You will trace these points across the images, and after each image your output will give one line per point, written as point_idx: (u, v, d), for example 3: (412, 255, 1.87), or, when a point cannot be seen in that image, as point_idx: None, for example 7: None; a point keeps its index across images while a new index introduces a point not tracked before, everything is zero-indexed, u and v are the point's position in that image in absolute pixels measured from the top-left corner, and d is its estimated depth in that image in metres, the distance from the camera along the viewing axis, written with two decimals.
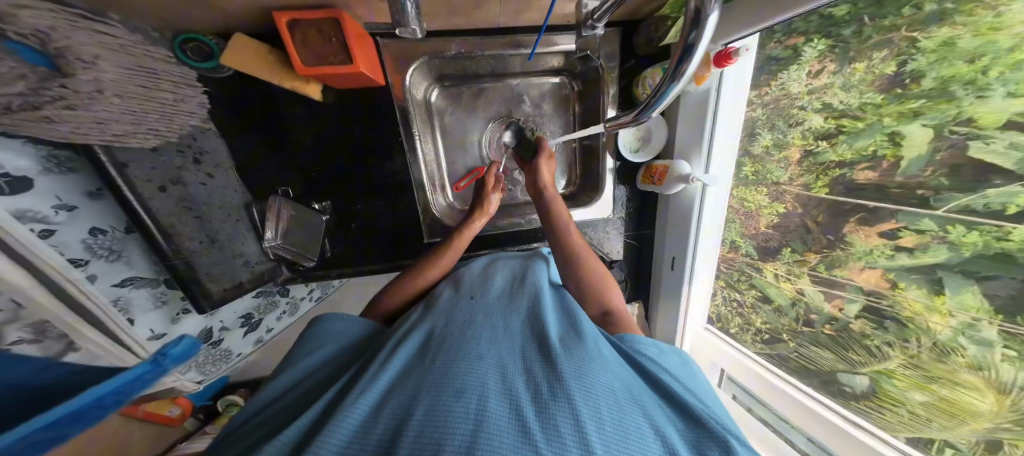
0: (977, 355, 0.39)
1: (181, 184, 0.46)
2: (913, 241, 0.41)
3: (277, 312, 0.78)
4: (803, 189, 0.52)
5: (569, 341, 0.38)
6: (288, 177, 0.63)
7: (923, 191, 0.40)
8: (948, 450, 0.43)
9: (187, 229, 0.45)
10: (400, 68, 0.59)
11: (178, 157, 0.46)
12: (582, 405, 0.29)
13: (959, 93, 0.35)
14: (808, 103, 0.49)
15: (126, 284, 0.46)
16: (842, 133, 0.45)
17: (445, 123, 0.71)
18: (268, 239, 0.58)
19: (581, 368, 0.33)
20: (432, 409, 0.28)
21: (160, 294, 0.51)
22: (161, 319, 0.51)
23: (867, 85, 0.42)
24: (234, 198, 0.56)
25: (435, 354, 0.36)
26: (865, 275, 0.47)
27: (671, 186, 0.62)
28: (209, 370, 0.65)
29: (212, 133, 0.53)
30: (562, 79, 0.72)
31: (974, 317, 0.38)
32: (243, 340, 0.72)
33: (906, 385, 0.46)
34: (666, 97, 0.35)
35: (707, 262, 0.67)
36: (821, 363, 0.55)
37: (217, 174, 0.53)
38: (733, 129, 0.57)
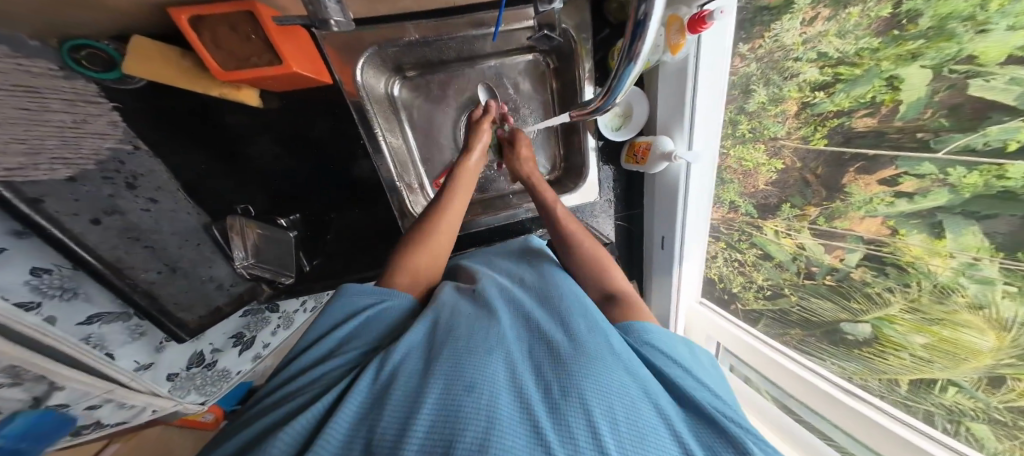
0: (978, 294, 0.39)
1: (117, 213, 0.46)
2: (914, 186, 0.41)
3: (271, 327, 0.82)
4: (801, 142, 0.51)
5: (577, 338, 0.38)
6: (249, 188, 0.63)
7: (923, 134, 0.39)
8: (951, 387, 0.43)
9: (138, 262, 0.47)
10: (347, 62, 0.55)
11: (105, 184, 0.45)
12: (593, 399, 0.29)
13: (958, 31, 0.34)
14: (802, 54, 0.47)
15: (94, 321, 0.49)
16: (839, 82, 0.44)
17: (413, 117, 0.70)
18: (239, 260, 0.64)
19: (591, 363, 0.33)
20: (442, 404, 0.27)
21: (133, 326, 0.55)
22: (142, 349, 0.57)
23: (863, 29, 0.40)
24: (187, 220, 0.57)
25: (443, 346, 0.35)
26: (865, 224, 0.47)
27: (654, 164, 0.62)
28: (210, 389, 0.73)
29: (142, 153, 0.50)
30: (534, 56, 0.70)
31: (974, 257, 0.38)
32: (239, 358, 0.77)
33: (907, 329, 0.46)
34: (626, 80, 0.36)
35: (700, 225, 0.68)
36: (825, 314, 0.56)
37: (161, 197, 0.53)
38: (715, 99, 0.57)
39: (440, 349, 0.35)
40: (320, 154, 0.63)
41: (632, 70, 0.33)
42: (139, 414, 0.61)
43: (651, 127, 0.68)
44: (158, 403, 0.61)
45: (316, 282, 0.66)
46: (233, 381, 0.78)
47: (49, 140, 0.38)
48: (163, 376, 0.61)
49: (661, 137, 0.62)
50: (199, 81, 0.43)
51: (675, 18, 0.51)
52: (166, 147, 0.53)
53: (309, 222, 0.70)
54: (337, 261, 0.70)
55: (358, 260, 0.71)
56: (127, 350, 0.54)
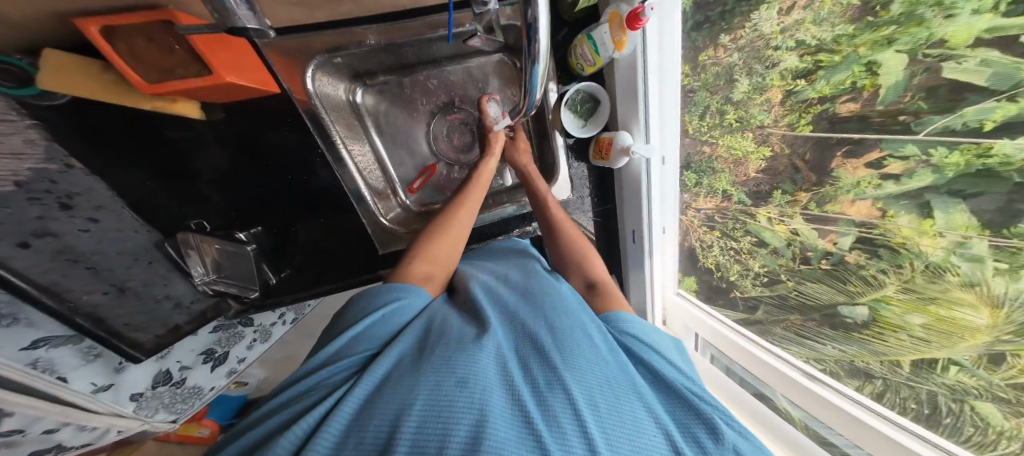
0: (970, 272, 0.39)
1: (48, 235, 0.44)
2: (900, 167, 0.41)
3: (245, 342, 0.81)
4: (787, 129, 0.51)
5: (560, 329, 0.37)
6: (210, 202, 0.61)
7: (905, 117, 0.39)
8: (953, 367, 0.43)
9: (78, 285, 0.48)
10: (294, 69, 0.54)
11: (34, 208, 0.43)
12: (584, 398, 0.28)
13: (927, 16, 0.34)
14: (782, 43, 0.47)
15: (41, 345, 0.48)
16: (819, 68, 0.45)
17: (379, 122, 0.71)
18: (199, 275, 0.63)
19: (581, 360, 0.32)
20: (433, 399, 0.26)
21: (87, 348, 0.55)
22: (102, 369, 0.57)
23: (838, 17, 0.41)
24: (136, 239, 0.56)
25: (433, 346, 0.35)
26: (856, 207, 0.47)
27: (617, 159, 0.63)
28: (180, 407, 0.73)
29: (76, 172, 0.46)
30: (501, 56, 0.70)
31: (964, 236, 0.38)
32: (213, 374, 0.77)
33: (904, 309, 0.46)
34: (536, 76, 0.41)
35: (670, 212, 0.73)
36: (822, 298, 0.56)
37: (101, 216, 0.50)
38: (663, 97, 0.61)
39: (430, 350, 0.34)
40: (278, 165, 0.62)
41: (537, 70, 0.39)
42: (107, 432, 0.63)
43: (612, 124, 0.68)
44: (120, 424, 0.62)
45: (287, 294, 0.68)
46: (208, 397, 0.78)
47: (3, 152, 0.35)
48: (126, 396, 0.62)
49: (621, 133, 0.62)
50: (126, 95, 0.41)
51: (616, 16, 0.52)
52: (104, 166, 0.49)
53: (274, 234, 0.68)
54: (304, 273, 0.69)
55: (326, 271, 0.70)
56: (81, 372, 0.54)
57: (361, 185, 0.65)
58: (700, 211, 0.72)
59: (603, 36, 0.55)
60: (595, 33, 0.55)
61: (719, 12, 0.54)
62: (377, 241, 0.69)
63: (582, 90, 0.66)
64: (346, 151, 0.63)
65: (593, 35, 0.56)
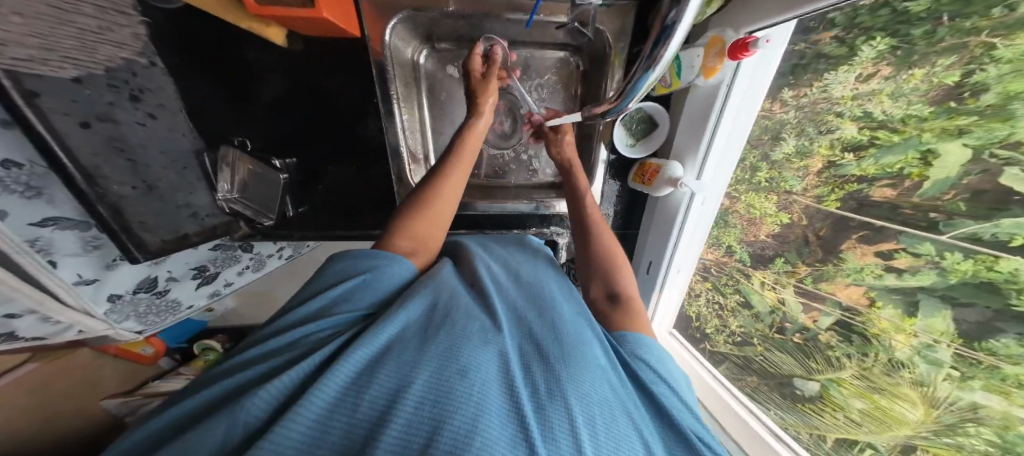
0: (925, 372, 0.43)
1: (111, 122, 0.39)
2: (907, 262, 0.42)
3: (238, 268, 0.77)
4: (813, 201, 0.50)
5: (571, 343, 0.37)
6: (252, 129, 0.59)
7: (935, 214, 0.39)
8: (868, 449, 0.50)
9: (116, 174, 0.40)
10: (379, 21, 0.54)
11: (109, 92, 0.38)
12: (577, 403, 0.28)
13: (1019, 112, 0.30)
14: (847, 110, 0.43)
15: (47, 224, 0.42)
16: (873, 145, 0.42)
17: (433, 88, 0.67)
18: (223, 192, 0.56)
19: (578, 370, 0.32)
20: (434, 383, 0.27)
21: (89, 237, 0.48)
22: (94, 265, 0.51)
23: (920, 95, 0.37)
24: (179, 142, 0.50)
25: (439, 328, 0.35)
26: (847, 291, 0.49)
27: (660, 188, 0.60)
28: (152, 320, 0.67)
29: (156, 70, 0.44)
30: (566, 54, 0.65)
31: (935, 340, 0.41)
32: (196, 292, 0.72)
33: (851, 393, 0.51)
34: (642, 85, 0.33)
35: (687, 258, 0.68)
36: (781, 368, 0.61)
37: (161, 115, 0.46)
38: (733, 141, 0.55)
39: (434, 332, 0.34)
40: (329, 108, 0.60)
41: (649, 78, 0.31)
42: (62, 333, 0.54)
43: (666, 150, 0.64)
44: (88, 323, 0.55)
45: (297, 230, 0.66)
46: (181, 315, 0.74)
47: (83, 10, 0.33)
48: (105, 296, 0.55)
49: (673, 162, 0.58)
50: (229, 10, 0.42)
51: (718, 41, 0.48)
52: (183, 68, 0.48)
53: (302, 170, 0.66)
54: (322, 213, 0.68)
55: (341, 218, 0.68)
56: (75, 262, 0.48)
57: (402, 142, 0.63)
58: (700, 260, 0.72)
59: (694, 59, 0.51)
60: (685, 53, 0.52)
61: (790, 64, 0.49)
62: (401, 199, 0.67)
63: (642, 109, 0.63)
64: (399, 106, 0.61)
65: (683, 56, 0.52)
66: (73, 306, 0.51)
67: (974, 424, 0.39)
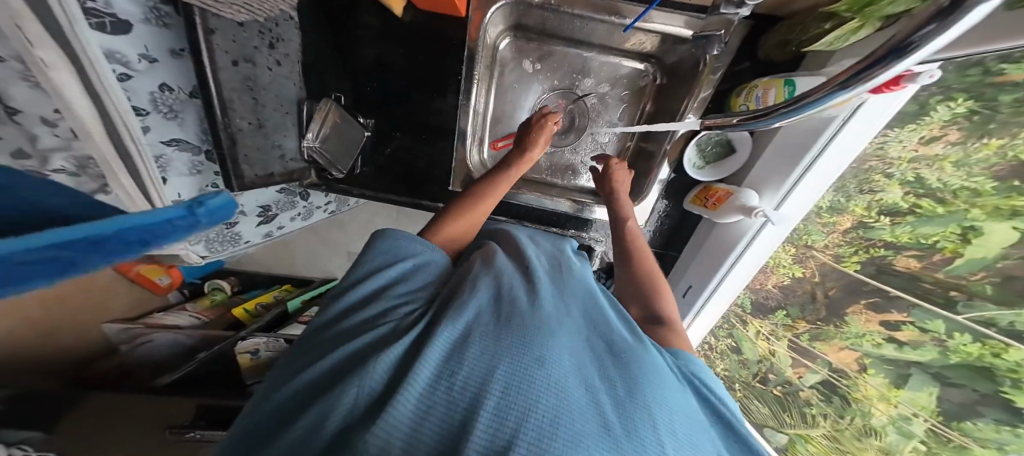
0: (893, 442, 0.44)
1: (250, 64, 0.39)
2: (911, 336, 0.41)
3: (292, 213, 0.78)
4: (832, 259, 0.47)
5: (643, 343, 0.30)
6: (343, 85, 0.57)
7: (956, 292, 0.37)
8: None
9: (241, 109, 0.39)
10: (483, 3, 0.51)
11: (256, 37, 0.39)
12: (679, 425, 0.21)
13: None
14: (899, 172, 0.39)
15: (171, 144, 0.43)
16: (913, 213, 0.39)
17: (506, 79, 0.61)
18: (308, 139, 0.52)
19: (668, 384, 0.25)
20: (512, 371, 0.21)
21: (197, 163, 0.49)
22: (193, 186, 0.50)
23: (984, 167, 0.33)
24: (291, 91, 0.49)
25: (511, 307, 0.28)
26: (840, 353, 0.48)
27: (727, 215, 0.50)
28: (217, 246, 0.67)
29: (291, 24, 0.45)
30: (647, 66, 0.59)
31: (914, 413, 0.42)
32: (255, 229, 0.72)
33: (817, 450, 0.52)
34: (808, 110, 0.26)
35: (723, 299, 0.57)
36: (755, 415, 0.62)
37: (286, 64, 0.46)
38: (826, 182, 0.43)
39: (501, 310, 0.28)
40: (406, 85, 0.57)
41: (836, 100, 0.22)
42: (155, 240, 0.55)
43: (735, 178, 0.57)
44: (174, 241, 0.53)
45: (357, 186, 0.61)
46: (238, 248, 0.72)
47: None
48: None
49: (746, 190, 0.49)
50: None
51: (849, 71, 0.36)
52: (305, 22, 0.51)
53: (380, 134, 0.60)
54: (384, 176, 0.62)
55: (397, 182, 0.62)
56: (181, 183, 0.47)
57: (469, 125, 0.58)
58: None
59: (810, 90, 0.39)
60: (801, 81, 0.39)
61: None
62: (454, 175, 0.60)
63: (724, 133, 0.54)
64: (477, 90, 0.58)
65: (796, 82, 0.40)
66: None
67: None
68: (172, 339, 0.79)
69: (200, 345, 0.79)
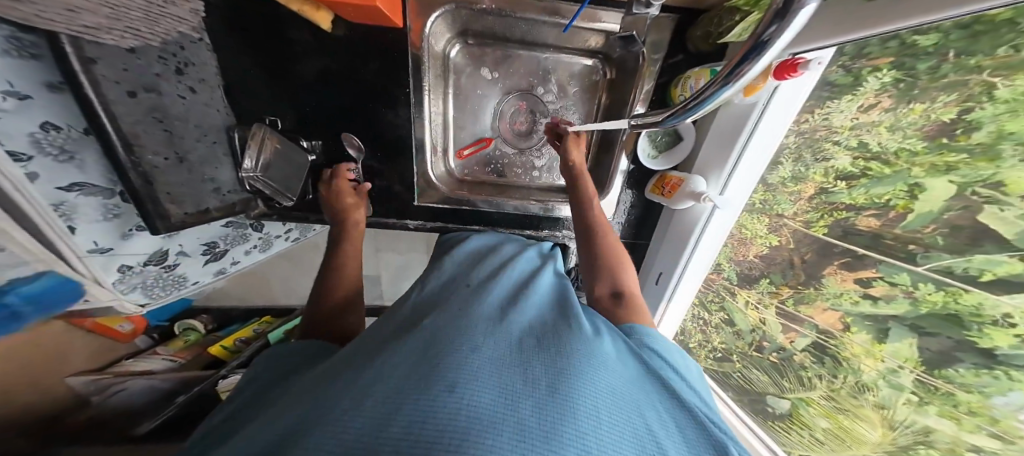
0: (886, 396, 0.46)
1: (155, 93, 0.36)
2: (883, 291, 0.43)
3: (247, 246, 0.71)
4: (802, 225, 0.51)
5: (562, 338, 0.33)
6: (281, 107, 0.54)
7: (914, 246, 0.40)
8: None
9: (152, 144, 0.36)
10: (422, 11, 0.50)
11: (157, 63, 0.36)
12: (597, 404, 0.25)
13: (1006, 153, 0.31)
14: (844, 139, 0.44)
15: (74, 189, 0.38)
16: (864, 176, 0.42)
17: (461, 85, 0.62)
18: (246, 169, 0.49)
19: (596, 364, 0.30)
20: (420, 398, 0.22)
21: (111, 207, 0.43)
22: (112, 232, 0.45)
23: (916, 129, 0.37)
24: (214, 119, 0.47)
25: (428, 339, 0.29)
26: (825, 315, 0.51)
27: (681, 201, 0.57)
28: (159, 293, 0.59)
29: (200, 46, 0.44)
30: (595, 62, 0.62)
31: (900, 365, 0.43)
32: (203, 269, 0.65)
33: (818, 412, 0.54)
34: (708, 104, 0.29)
35: (697, 276, 0.64)
36: (756, 385, 0.64)
37: (201, 89, 0.44)
38: (764, 157, 0.51)
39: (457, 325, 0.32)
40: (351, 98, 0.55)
41: (724, 93, 0.27)
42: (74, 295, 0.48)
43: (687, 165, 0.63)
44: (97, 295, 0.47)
45: (313, 213, 0.63)
46: (186, 292, 0.65)
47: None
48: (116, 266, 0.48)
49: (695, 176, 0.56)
50: None
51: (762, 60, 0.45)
52: (230, 47, 0.48)
53: (330, 154, 0.59)
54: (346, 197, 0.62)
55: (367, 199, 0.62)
56: (95, 229, 0.42)
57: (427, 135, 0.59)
58: None
59: None
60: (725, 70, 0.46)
61: None
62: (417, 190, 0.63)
63: None
64: (429, 99, 0.57)
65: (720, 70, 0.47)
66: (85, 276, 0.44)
67: (925, 447, 0.43)
68: (146, 385, 0.72)
69: (180, 387, 0.74)
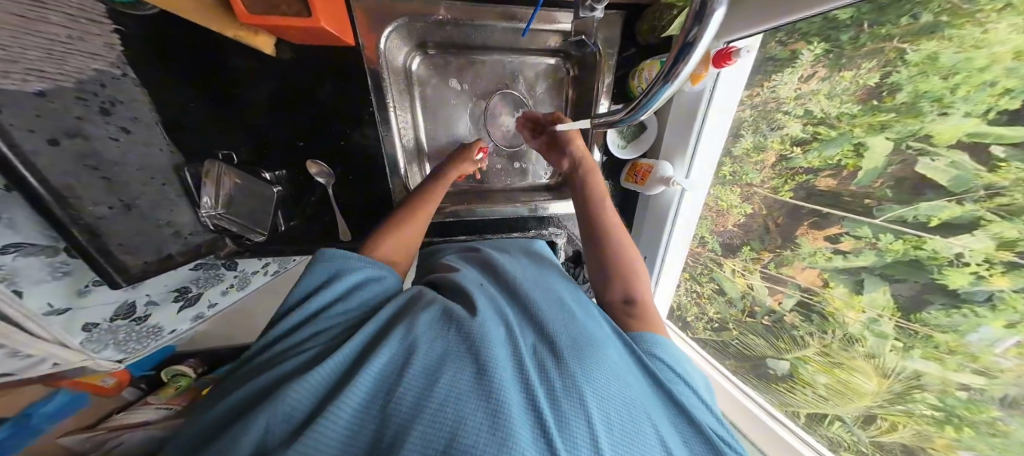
0: (874, 346, 0.47)
1: (81, 137, 0.30)
2: (851, 245, 0.46)
3: (223, 287, 0.63)
4: (770, 192, 0.55)
5: (582, 329, 0.33)
6: (233, 138, 0.48)
7: (869, 200, 0.44)
8: (837, 421, 0.54)
9: (91, 194, 0.31)
10: (375, 26, 0.49)
11: (76, 105, 0.30)
12: (610, 397, 0.26)
13: (925, 109, 0.37)
14: (792, 109, 0.48)
15: (9, 251, 0.32)
16: (816, 140, 0.46)
17: (427, 95, 0.61)
18: (205, 208, 0.44)
19: (604, 367, 0.28)
20: (446, 394, 0.24)
21: (58, 264, 0.37)
22: (66, 291, 0.39)
23: (850, 94, 0.42)
24: (157, 159, 0.40)
25: (456, 331, 0.30)
26: (805, 274, 0.53)
27: (653, 187, 0.60)
28: (133, 347, 0.52)
29: (127, 80, 0.36)
30: (557, 60, 0.65)
31: (879, 314, 0.46)
32: (178, 317, 0.57)
33: (816, 369, 0.55)
34: (657, 99, 0.32)
35: (679, 251, 0.69)
36: (755, 350, 0.64)
37: (137, 129, 0.37)
38: (721, 133, 0.57)
39: (466, 322, 0.31)
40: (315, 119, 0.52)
41: (665, 91, 0.30)
42: (35, 366, 0.41)
43: (655, 151, 0.66)
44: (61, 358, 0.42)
45: (290, 246, 0.55)
46: (162, 342, 0.58)
47: (53, 17, 0.27)
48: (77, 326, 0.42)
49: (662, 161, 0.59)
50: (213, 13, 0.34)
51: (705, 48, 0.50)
52: (160, 77, 0.40)
53: (297, 184, 0.54)
54: (318, 226, 0.57)
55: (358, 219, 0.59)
56: (44, 292, 0.36)
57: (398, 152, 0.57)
58: None
59: None
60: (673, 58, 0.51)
61: None
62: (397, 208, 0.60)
63: None
64: (394, 111, 0.56)
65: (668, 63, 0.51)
66: (44, 340, 0.38)
67: (919, 391, 0.44)
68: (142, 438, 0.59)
69: None
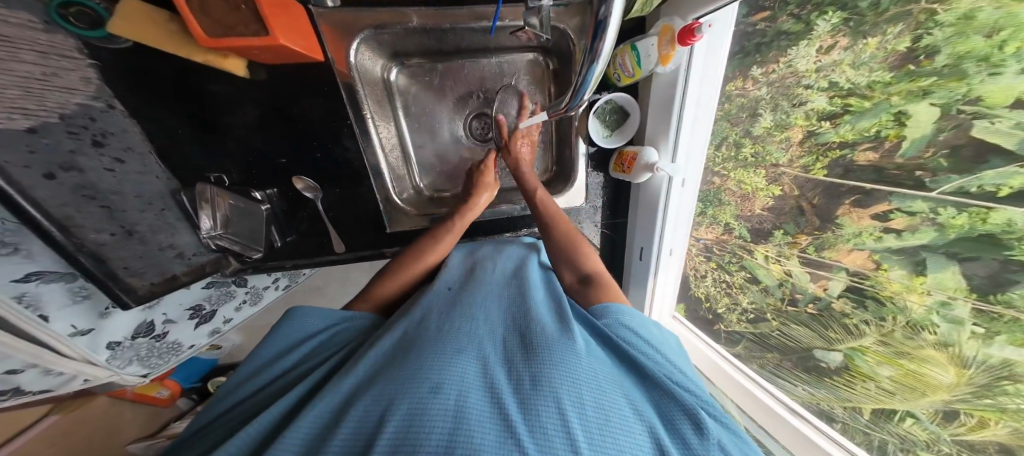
0: (946, 333, 0.42)
1: (76, 170, 0.36)
2: (904, 223, 0.42)
3: (235, 303, 0.68)
4: (801, 171, 0.51)
5: (550, 327, 0.34)
6: (219, 162, 0.53)
7: (921, 172, 0.40)
8: (909, 419, 0.48)
9: (90, 222, 0.38)
10: (340, 41, 0.51)
11: (68, 139, 0.35)
12: (578, 383, 0.27)
13: (971, 71, 0.33)
14: (814, 82, 0.46)
15: (32, 279, 0.40)
16: (847, 112, 0.43)
17: (409, 103, 0.65)
18: (205, 229, 0.52)
19: (569, 357, 0.29)
20: (409, 406, 0.24)
21: (77, 288, 0.45)
22: (88, 313, 0.47)
23: (879, 61, 0.39)
24: (155, 186, 0.47)
25: (413, 351, 0.31)
26: (851, 256, 0.49)
27: (639, 174, 0.61)
28: (156, 362, 0.62)
29: (116, 113, 0.41)
30: (536, 55, 0.66)
31: (949, 296, 0.40)
32: (195, 332, 0.65)
33: (876, 360, 0.50)
34: (591, 78, 0.38)
35: (681, 225, 0.68)
36: (801, 341, 0.59)
37: (128, 159, 0.43)
38: (703, 108, 0.57)
39: (430, 340, 0.32)
40: (303, 135, 0.55)
41: (595, 70, 0.36)
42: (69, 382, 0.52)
43: (640, 138, 0.66)
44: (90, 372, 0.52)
45: (287, 259, 0.61)
46: (185, 355, 0.67)
47: (25, 56, 0.30)
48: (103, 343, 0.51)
49: (647, 149, 0.60)
50: (177, 43, 0.38)
51: (668, 29, 0.51)
52: (138, 107, 0.43)
53: (288, 198, 0.59)
54: (312, 240, 0.62)
55: (361, 232, 0.64)
56: (69, 313, 0.45)
57: (382, 163, 0.60)
58: (700, 240, 0.73)
59: (648, 49, 0.54)
60: (640, 44, 0.55)
61: (755, 43, 0.52)
62: (386, 217, 0.63)
63: (613, 101, 0.63)
64: (373, 125, 0.59)
65: (639, 46, 0.55)
66: (74, 356, 0.48)
67: (1010, 382, 0.38)
68: None
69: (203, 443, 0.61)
